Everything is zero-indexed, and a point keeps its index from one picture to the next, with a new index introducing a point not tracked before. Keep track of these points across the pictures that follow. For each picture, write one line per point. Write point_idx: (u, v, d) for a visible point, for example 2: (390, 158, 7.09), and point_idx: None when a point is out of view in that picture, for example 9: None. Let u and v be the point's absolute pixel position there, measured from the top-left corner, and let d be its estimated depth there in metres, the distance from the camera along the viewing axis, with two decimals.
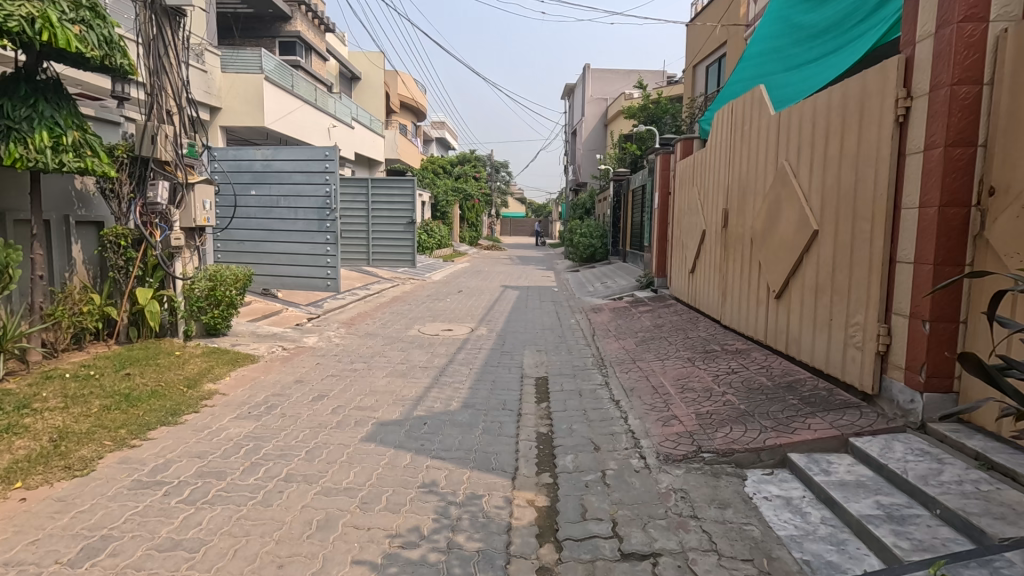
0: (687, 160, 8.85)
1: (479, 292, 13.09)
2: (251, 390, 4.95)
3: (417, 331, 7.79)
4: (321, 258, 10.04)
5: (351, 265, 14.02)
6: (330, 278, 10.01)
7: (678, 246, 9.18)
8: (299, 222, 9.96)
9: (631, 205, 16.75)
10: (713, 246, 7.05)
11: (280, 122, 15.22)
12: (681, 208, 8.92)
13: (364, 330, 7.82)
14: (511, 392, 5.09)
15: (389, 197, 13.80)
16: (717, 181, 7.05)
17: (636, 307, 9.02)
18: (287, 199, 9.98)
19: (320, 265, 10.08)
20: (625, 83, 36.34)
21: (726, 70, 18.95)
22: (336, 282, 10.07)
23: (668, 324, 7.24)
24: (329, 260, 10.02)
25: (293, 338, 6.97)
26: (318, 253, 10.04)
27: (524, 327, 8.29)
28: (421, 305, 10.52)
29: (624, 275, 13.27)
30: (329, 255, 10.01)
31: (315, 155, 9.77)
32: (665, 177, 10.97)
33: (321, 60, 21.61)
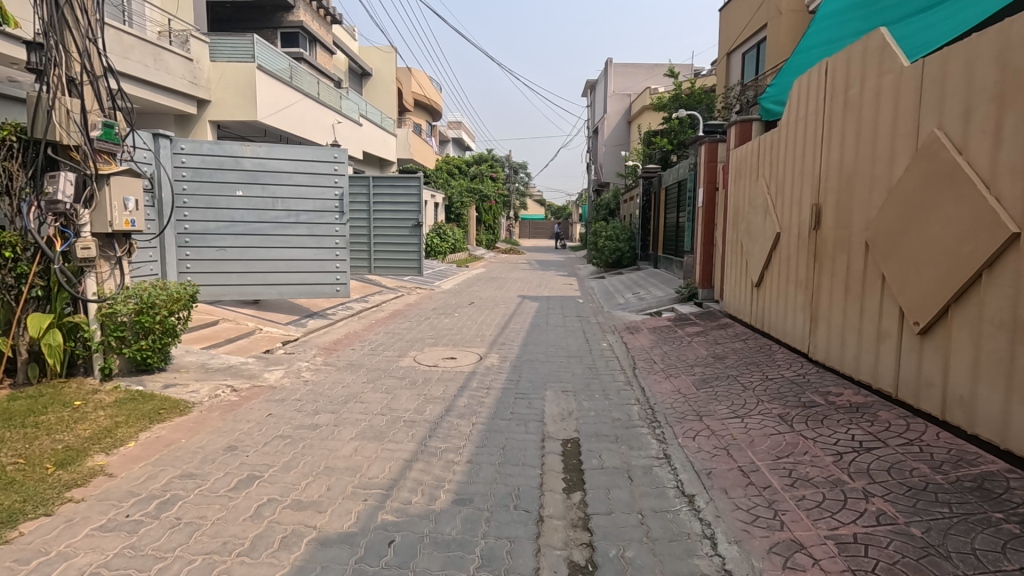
0: (746, 146, 7.19)
1: (493, 304, 11.55)
2: (155, 467, 3.46)
3: (411, 361, 6.27)
4: (331, 263, 8.40)
5: (352, 273, 12.55)
6: (342, 284, 8.45)
7: (733, 253, 7.52)
8: (302, 227, 8.21)
9: (663, 205, 15.04)
10: (794, 255, 5.38)
11: (276, 116, 13.90)
12: (740, 206, 7.24)
13: (347, 358, 6.34)
14: (527, 471, 3.50)
15: (392, 197, 12.32)
16: (796, 170, 5.41)
17: (681, 328, 7.36)
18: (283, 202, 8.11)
19: (329, 270, 8.44)
20: (650, 78, 34.57)
21: (766, 56, 17.19)
22: (347, 288, 8.56)
23: (732, 357, 5.56)
24: (340, 264, 8.45)
25: (252, 372, 5.51)
26: (327, 257, 8.38)
27: (544, 354, 6.70)
28: (423, 321, 9.03)
29: (659, 285, 11.58)
30: (341, 259, 8.43)
31: (323, 155, 8.15)
32: (713, 170, 9.29)
33: (327, 54, 20.35)
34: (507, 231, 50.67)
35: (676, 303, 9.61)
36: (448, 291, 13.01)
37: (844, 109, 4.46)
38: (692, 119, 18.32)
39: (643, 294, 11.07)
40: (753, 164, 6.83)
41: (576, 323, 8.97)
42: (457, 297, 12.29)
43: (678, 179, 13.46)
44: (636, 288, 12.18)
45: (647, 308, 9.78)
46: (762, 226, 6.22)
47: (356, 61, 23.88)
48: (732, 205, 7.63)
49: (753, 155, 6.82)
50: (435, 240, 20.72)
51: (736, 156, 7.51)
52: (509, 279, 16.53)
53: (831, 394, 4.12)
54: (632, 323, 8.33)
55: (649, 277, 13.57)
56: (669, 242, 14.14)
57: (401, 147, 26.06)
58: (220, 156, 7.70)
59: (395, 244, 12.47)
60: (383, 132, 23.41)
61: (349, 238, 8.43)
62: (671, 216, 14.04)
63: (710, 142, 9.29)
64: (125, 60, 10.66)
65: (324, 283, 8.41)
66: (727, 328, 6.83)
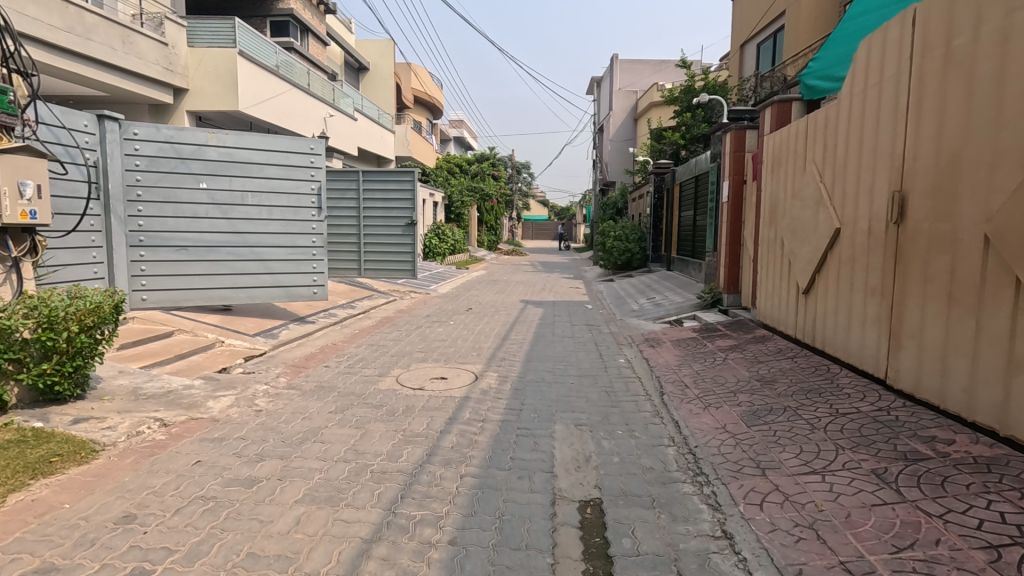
0: (786, 129, 6.17)
1: (494, 309, 10.52)
2: (8, 553, 2.44)
3: (393, 383, 5.26)
4: (307, 263, 7.36)
5: (340, 276, 11.56)
6: (320, 285, 7.46)
7: (767, 255, 6.50)
8: (276, 223, 7.11)
9: (677, 202, 14.01)
10: (862, 256, 4.35)
11: (260, 107, 12.93)
12: (778, 199, 6.20)
13: (317, 379, 5.33)
14: (534, 562, 2.45)
15: (384, 192, 11.32)
16: (863, 151, 4.39)
17: (711, 341, 6.32)
18: (253, 197, 6.95)
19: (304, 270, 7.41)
20: (657, 74, 33.54)
21: (785, 45, 16.17)
22: (325, 291, 7.55)
23: (784, 381, 4.52)
24: (318, 265, 7.44)
25: (194, 400, 4.50)
26: (303, 257, 7.34)
27: (552, 374, 5.67)
28: (414, 330, 8.00)
29: (676, 289, 10.53)
30: (318, 258, 7.43)
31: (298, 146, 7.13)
32: (740, 161, 8.28)
33: (321, 45, 19.42)
34: (510, 232, 49.72)
35: (698, 310, 8.56)
36: (444, 296, 11.99)
37: (945, 66, 3.45)
38: (706, 112, 17.30)
39: (659, 299, 10.02)
40: (795, 149, 5.81)
41: (587, 333, 7.93)
42: (454, 302, 11.28)
43: (694, 173, 12.43)
44: (650, 292, 11.14)
45: (665, 316, 8.72)
46: (812, 222, 5.21)
47: (352, 54, 22.95)
48: (767, 198, 6.60)
49: (795, 138, 5.81)
50: (433, 240, 19.74)
51: (771, 141, 6.49)
52: (511, 283, 15.51)
53: (937, 441, 3.10)
54: (651, 334, 7.28)
55: (663, 280, 12.53)
56: (684, 242, 13.12)
57: (400, 144, 25.10)
58: (180, 144, 6.42)
59: (387, 244, 11.46)
60: (380, 128, 22.47)
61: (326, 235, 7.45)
62: (687, 215, 13.01)
63: (735, 129, 8.29)
64: (88, 41, 9.69)
65: (300, 285, 7.37)
66: (767, 343, 5.78)
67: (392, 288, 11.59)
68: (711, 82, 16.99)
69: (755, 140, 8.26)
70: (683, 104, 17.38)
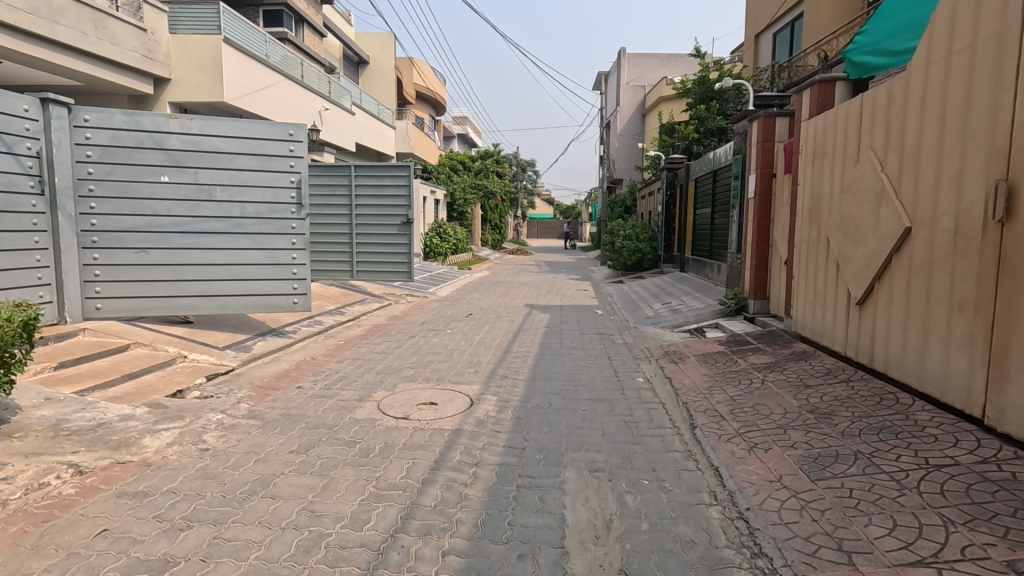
0: (830, 112, 5.32)
1: (496, 314, 9.72)
2: None
3: (373, 410, 4.47)
4: (286, 268, 6.29)
5: (332, 279, 10.79)
6: (300, 294, 6.35)
7: (807, 259, 5.67)
8: (249, 222, 6.10)
9: (692, 200, 13.15)
10: (944, 261, 3.52)
11: (248, 98, 12.20)
12: (822, 194, 5.37)
13: (285, 405, 4.54)
14: None
15: (378, 189, 10.54)
16: (944, 133, 3.57)
17: (742, 358, 5.49)
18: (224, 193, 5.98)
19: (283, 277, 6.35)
20: (665, 68, 32.59)
21: (804, 33, 15.27)
22: (306, 301, 6.44)
23: (847, 415, 3.68)
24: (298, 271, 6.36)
25: (128, 435, 3.71)
26: (281, 261, 6.29)
27: (560, 398, 4.87)
28: (406, 341, 7.21)
29: (694, 293, 9.69)
30: (298, 262, 6.33)
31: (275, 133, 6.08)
32: (769, 153, 7.41)
33: (316, 36, 18.69)
34: (515, 231, 48.95)
35: (722, 318, 7.75)
36: (444, 300, 11.21)
37: None
38: (720, 105, 16.42)
39: (676, 304, 9.20)
40: (843, 135, 4.99)
41: (599, 343, 7.12)
42: (453, 307, 10.49)
43: (711, 168, 11.59)
44: (665, 297, 10.31)
45: (685, 325, 7.91)
46: (870, 220, 4.39)
47: (351, 47, 22.20)
48: (807, 193, 5.76)
49: (843, 123, 4.98)
50: (434, 240, 18.96)
51: (812, 127, 5.64)
52: (516, 285, 14.70)
53: None
54: (672, 346, 6.47)
55: (678, 283, 11.70)
56: (699, 243, 12.28)
57: (401, 140, 24.35)
58: (139, 130, 5.55)
59: (381, 245, 10.68)
60: (380, 123, 21.75)
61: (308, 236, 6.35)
62: (703, 214, 12.17)
63: (764, 117, 7.43)
64: (55, 24, 8.97)
65: (278, 293, 6.33)
66: (812, 362, 4.94)
67: (387, 291, 10.82)
68: (725, 73, 16.10)
69: (786, 129, 7.39)
70: (696, 97, 16.51)
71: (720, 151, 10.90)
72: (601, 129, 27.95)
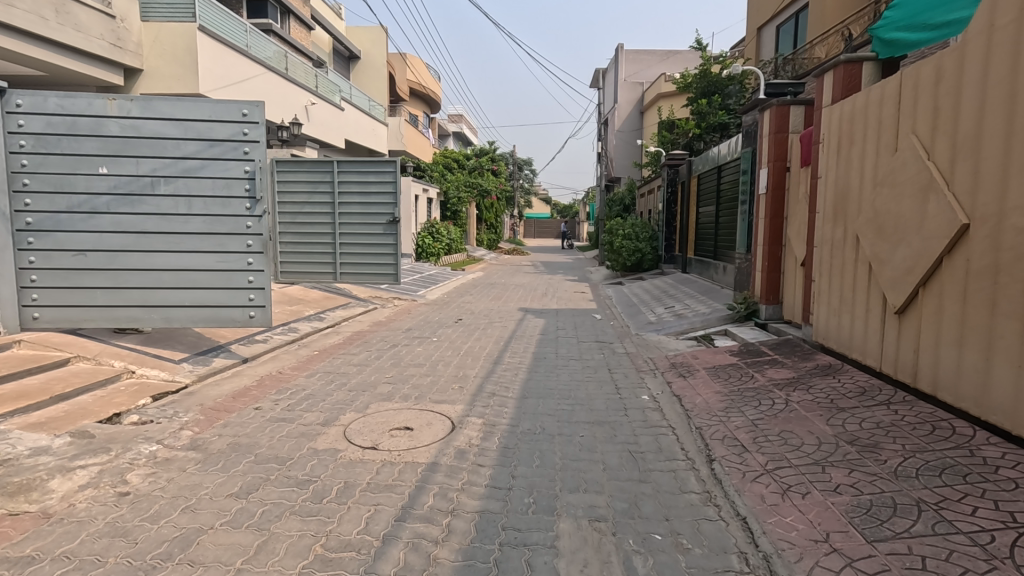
0: (858, 95, 4.73)
1: (488, 319, 9.12)
2: None
3: (338, 439, 3.86)
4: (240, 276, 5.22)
5: (314, 282, 10.17)
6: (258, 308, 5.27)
7: (831, 263, 5.09)
8: (196, 221, 5.08)
9: (694, 198, 12.57)
10: (1015, 265, 2.94)
11: (226, 90, 11.57)
12: (849, 187, 4.79)
13: (236, 433, 3.93)
14: None
15: (363, 186, 9.90)
16: (1017, 112, 2.97)
17: (760, 372, 4.88)
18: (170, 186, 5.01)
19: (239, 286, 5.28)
20: (664, 65, 32.05)
21: (808, 25, 14.73)
22: (266, 316, 5.31)
23: (897, 450, 3.08)
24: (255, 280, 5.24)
25: (34, 476, 3.09)
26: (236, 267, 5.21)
27: (555, 422, 4.25)
28: (387, 351, 6.60)
29: (700, 297, 9.11)
30: (255, 269, 5.25)
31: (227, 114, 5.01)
32: (783, 145, 6.78)
33: (304, 29, 18.07)
34: (512, 230, 48.41)
35: (730, 325, 7.16)
36: (434, 304, 10.60)
37: None
38: (721, 100, 15.85)
39: (680, 308, 8.61)
40: (876, 120, 4.39)
41: (598, 353, 6.52)
42: (443, 311, 9.87)
43: (715, 164, 11.00)
44: (668, 300, 9.74)
45: (690, 332, 7.32)
46: (916, 218, 3.79)
47: (342, 42, 21.61)
48: (830, 188, 5.17)
49: (876, 106, 4.38)
50: (427, 240, 18.38)
51: (837, 114, 5.03)
52: (510, 287, 14.12)
53: None
54: (679, 357, 5.87)
55: (681, 285, 11.12)
56: (702, 243, 11.72)
57: (393, 138, 23.75)
58: (72, 114, 4.72)
59: (366, 245, 10.04)
60: (371, 119, 21.13)
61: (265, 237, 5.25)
62: (706, 212, 11.60)
63: (777, 105, 6.81)
64: (11, 7, 8.33)
65: (232, 306, 5.26)
66: (841, 379, 4.34)
67: (373, 295, 10.19)
68: (727, 67, 15.54)
69: (801, 119, 6.77)
70: (697, 91, 15.94)
71: (725, 146, 10.32)
72: (599, 126, 27.39)
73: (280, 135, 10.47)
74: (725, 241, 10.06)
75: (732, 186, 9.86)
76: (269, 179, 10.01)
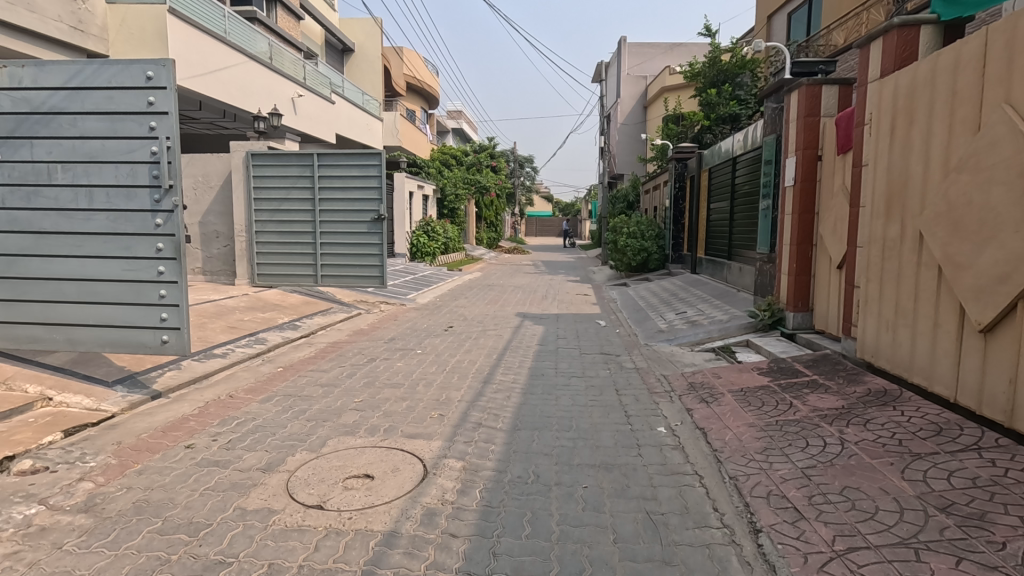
0: (919, 64, 3.90)
1: (481, 325, 8.34)
2: None
3: (278, 492, 3.07)
4: (150, 290, 4.02)
5: (294, 286, 9.36)
6: (171, 331, 4.05)
7: (881, 267, 4.27)
8: (99, 216, 3.96)
9: (705, 193, 11.71)
10: None
11: (201, 79, 10.75)
12: (906, 176, 3.98)
13: (149, 485, 3.11)
14: None
15: (345, 182, 8.92)
16: None
17: (799, 400, 4.06)
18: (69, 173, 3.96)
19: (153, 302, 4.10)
20: (668, 57, 31.15)
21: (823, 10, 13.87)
22: (184, 343, 4.08)
23: (1017, 529, 2.26)
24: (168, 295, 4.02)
25: None
26: (146, 277, 4.03)
27: (552, 467, 3.42)
28: (363, 367, 5.78)
29: (714, 301, 8.29)
30: (167, 280, 4.01)
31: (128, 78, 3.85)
32: (813, 130, 5.94)
33: (292, 19, 17.26)
34: (513, 228, 47.66)
35: (753, 336, 6.35)
36: (424, 308, 9.81)
37: None
38: (732, 90, 14.93)
39: (693, 314, 7.80)
40: (947, 92, 3.56)
41: (604, 369, 5.70)
42: (433, 317, 9.08)
43: (729, 156, 10.15)
44: (678, 304, 8.92)
45: (707, 343, 6.51)
46: (1015, 212, 2.98)
47: (334, 33, 20.80)
48: (880, 177, 4.34)
49: (948, 74, 3.55)
50: (422, 239, 17.62)
51: (891, 87, 4.19)
52: (509, 288, 13.33)
53: None
54: (697, 376, 5.04)
55: (691, 287, 10.30)
56: (715, 241, 10.89)
57: (389, 133, 22.95)
58: None
59: (349, 246, 9.16)
60: (364, 114, 20.35)
61: (181, 238, 3.99)
62: (719, 208, 10.76)
63: (808, 85, 5.96)
64: None
65: (144, 327, 4.09)
66: (905, 412, 3.52)
67: (357, 299, 9.39)
68: (738, 54, 14.63)
69: (835, 101, 5.94)
70: (705, 80, 15.05)
71: (741, 136, 9.45)
72: (601, 121, 26.53)
73: (257, 126, 9.65)
74: (741, 239, 9.23)
75: (748, 179, 9.03)
76: (246, 175, 9.26)
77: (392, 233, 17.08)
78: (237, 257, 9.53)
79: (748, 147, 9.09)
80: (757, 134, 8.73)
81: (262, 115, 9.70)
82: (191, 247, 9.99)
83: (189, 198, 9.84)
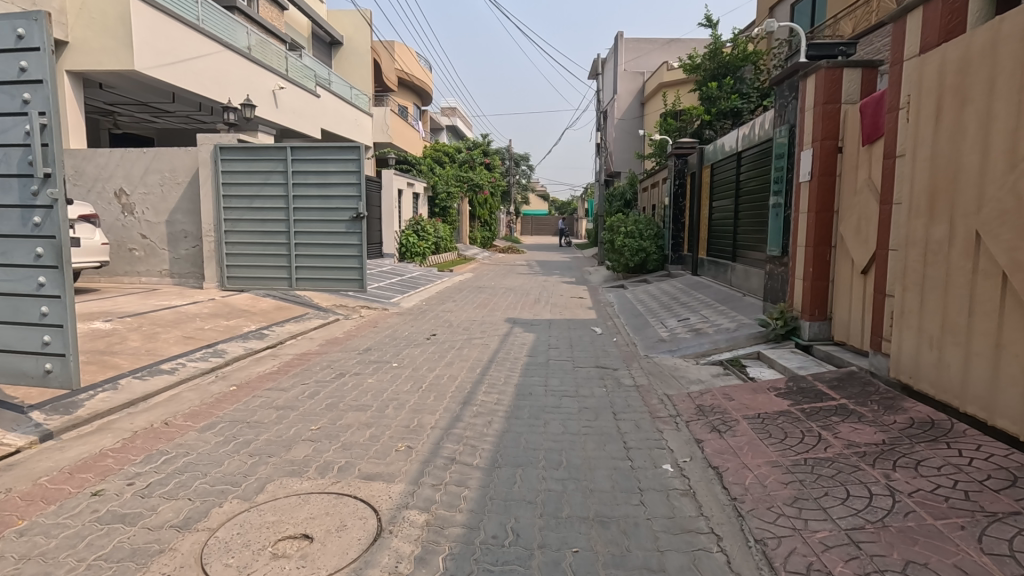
0: (973, 35, 3.31)
1: (466, 333, 7.72)
2: None
3: (189, 561, 2.43)
4: (29, 305, 3.40)
5: (265, 290, 8.70)
6: (55, 355, 3.41)
7: (922, 273, 3.66)
8: None
9: (706, 190, 11.11)
10: None
11: (170, 68, 10.09)
12: (957, 168, 3.38)
13: (26, 552, 2.48)
14: None
15: (321, 176, 8.47)
16: None
17: (829, 431, 3.45)
18: None
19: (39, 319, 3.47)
20: (665, 53, 30.54)
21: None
22: (71, 368, 3.44)
23: None
24: (49, 311, 3.39)
25: None
26: (25, 290, 3.41)
27: (536, 521, 2.80)
28: (329, 384, 5.15)
29: (719, 307, 7.68)
30: (47, 294, 3.37)
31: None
32: (833, 118, 5.32)
33: (275, 9, 16.58)
34: (508, 227, 47.03)
35: (764, 348, 5.74)
36: (408, 314, 9.18)
37: None
38: (734, 83, 14.27)
39: (696, 322, 7.18)
40: (1014, 65, 2.97)
41: (599, 386, 5.08)
42: (416, 323, 8.44)
43: (733, 151, 9.54)
44: (680, 309, 8.31)
45: (713, 355, 5.89)
46: None
47: (321, 26, 20.13)
48: (920, 169, 3.74)
49: (1015, 43, 2.97)
50: (412, 238, 16.98)
51: (934, 63, 3.61)
52: (500, 290, 12.71)
53: None
54: (705, 397, 4.42)
55: (692, 290, 9.70)
56: (717, 242, 10.29)
57: (378, 130, 22.28)
58: None
59: (326, 245, 8.64)
60: (352, 109, 19.69)
61: (64, 242, 3.34)
62: (722, 206, 10.16)
63: (827, 68, 5.35)
64: None
65: (25, 349, 3.46)
66: (963, 451, 2.91)
67: (335, 303, 8.75)
68: (740, 46, 14.01)
69: (857, 86, 5.33)
70: (706, 74, 14.39)
71: (746, 129, 8.86)
72: (598, 117, 25.92)
73: (227, 117, 9.00)
74: (746, 239, 8.62)
75: (753, 176, 8.46)
76: (213, 170, 8.56)
77: (380, 232, 16.43)
78: (205, 259, 8.80)
79: (752, 141, 8.52)
80: (764, 127, 8.12)
81: (232, 106, 9.05)
82: (158, 248, 9.33)
83: (156, 195, 9.18)
